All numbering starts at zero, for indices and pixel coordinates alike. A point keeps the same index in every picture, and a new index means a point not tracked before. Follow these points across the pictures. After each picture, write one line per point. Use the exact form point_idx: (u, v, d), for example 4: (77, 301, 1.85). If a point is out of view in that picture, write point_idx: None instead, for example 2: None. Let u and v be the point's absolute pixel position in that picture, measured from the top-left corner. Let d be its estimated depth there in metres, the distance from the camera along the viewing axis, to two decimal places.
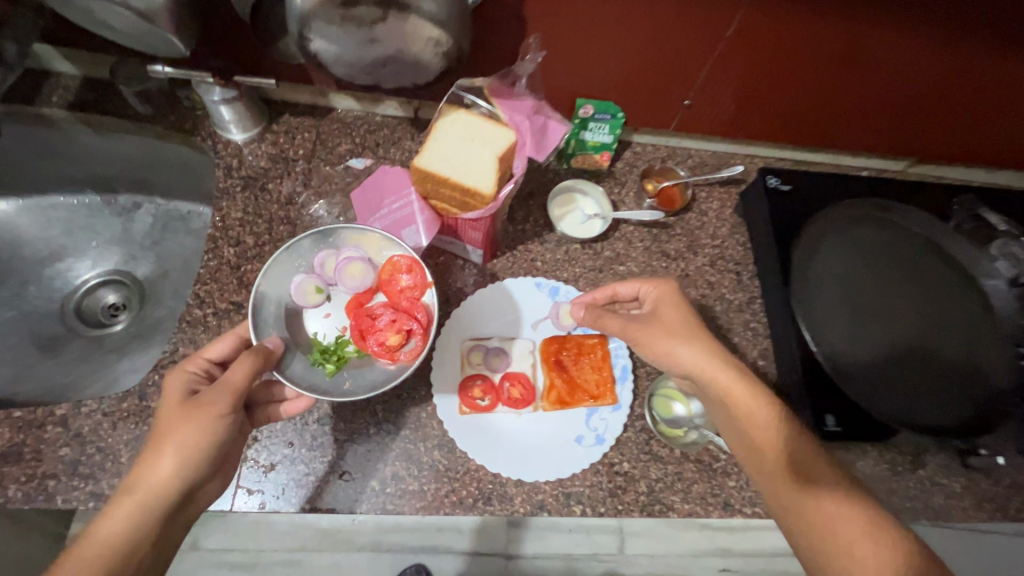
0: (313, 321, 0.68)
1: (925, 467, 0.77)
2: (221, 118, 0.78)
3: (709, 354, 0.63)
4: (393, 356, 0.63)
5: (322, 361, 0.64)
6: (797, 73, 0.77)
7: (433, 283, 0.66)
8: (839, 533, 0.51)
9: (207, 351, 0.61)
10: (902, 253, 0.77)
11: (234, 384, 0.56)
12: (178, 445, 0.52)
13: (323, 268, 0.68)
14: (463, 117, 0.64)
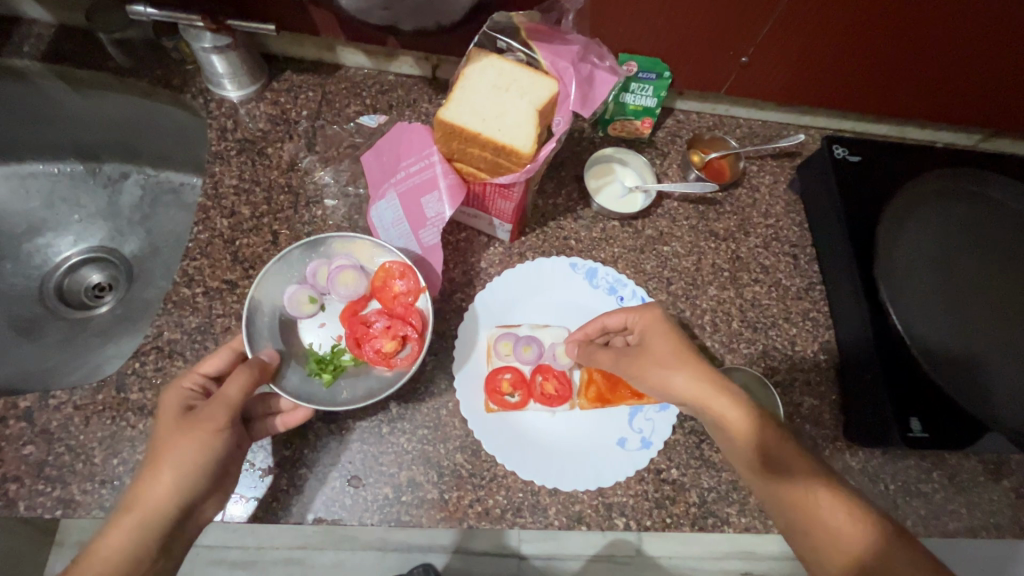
0: (308, 332, 0.60)
1: (1011, 477, 0.68)
2: (213, 71, 0.69)
3: (706, 377, 0.52)
4: (389, 363, 0.56)
5: (317, 371, 0.57)
6: (878, 27, 0.66)
7: (425, 289, 0.58)
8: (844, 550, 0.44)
9: (203, 365, 0.52)
10: (990, 234, 0.67)
11: (227, 402, 0.47)
12: (175, 461, 0.43)
13: (315, 278, 0.60)
14: (496, 62, 0.56)
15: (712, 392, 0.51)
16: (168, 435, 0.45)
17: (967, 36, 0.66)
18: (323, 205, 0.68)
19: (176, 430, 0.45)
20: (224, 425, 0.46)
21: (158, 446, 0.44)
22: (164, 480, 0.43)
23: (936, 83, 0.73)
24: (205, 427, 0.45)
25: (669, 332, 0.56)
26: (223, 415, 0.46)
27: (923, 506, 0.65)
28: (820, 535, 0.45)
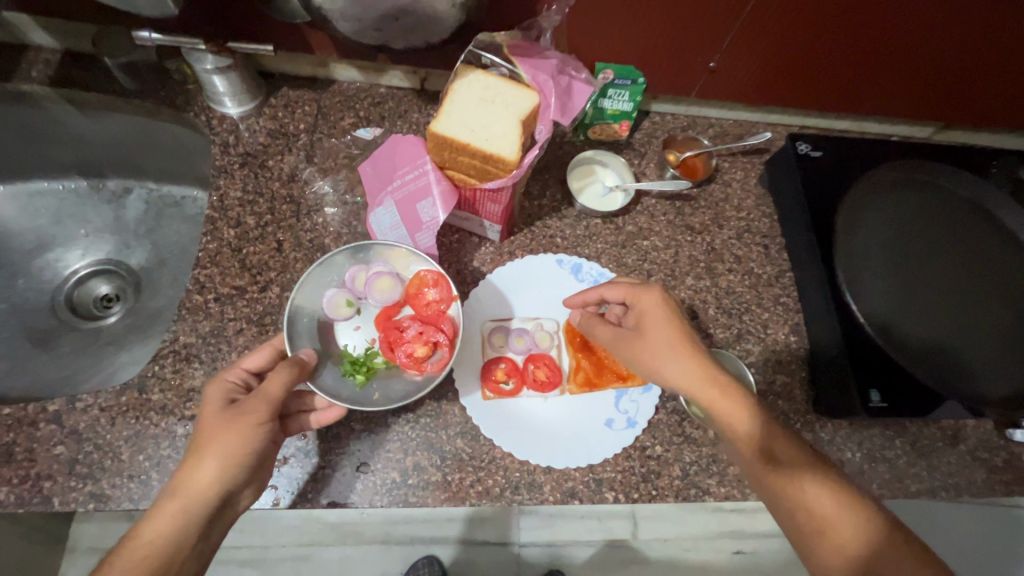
0: (344, 334, 0.64)
1: (966, 442, 0.74)
2: (214, 90, 0.73)
3: (694, 366, 0.56)
4: (420, 369, 0.60)
5: (351, 372, 0.60)
6: (833, 31, 0.71)
7: (457, 298, 0.62)
8: (834, 536, 0.49)
9: (245, 360, 0.56)
10: (943, 219, 0.73)
11: (269, 398, 0.50)
12: (218, 453, 0.47)
13: (353, 283, 0.64)
14: (482, 78, 0.61)
15: (701, 382, 0.55)
16: (210, 430, 0.49)
17: (917, 32, 0.71)
18: (323, 213, 0.73)
19: (219, 423, 0.49)
20: (265, 419, 0.49)
21: (201, 440, 0.48)
22: (204, 471, 0.47)
23: (890, 79, 0.79)
24: (246, 423, 0.49)
25: (665, 316, 0.59)
26: (264, 411, 0.49)
27: (887, 471, 0.71)
28: (808, 520, 0.50)
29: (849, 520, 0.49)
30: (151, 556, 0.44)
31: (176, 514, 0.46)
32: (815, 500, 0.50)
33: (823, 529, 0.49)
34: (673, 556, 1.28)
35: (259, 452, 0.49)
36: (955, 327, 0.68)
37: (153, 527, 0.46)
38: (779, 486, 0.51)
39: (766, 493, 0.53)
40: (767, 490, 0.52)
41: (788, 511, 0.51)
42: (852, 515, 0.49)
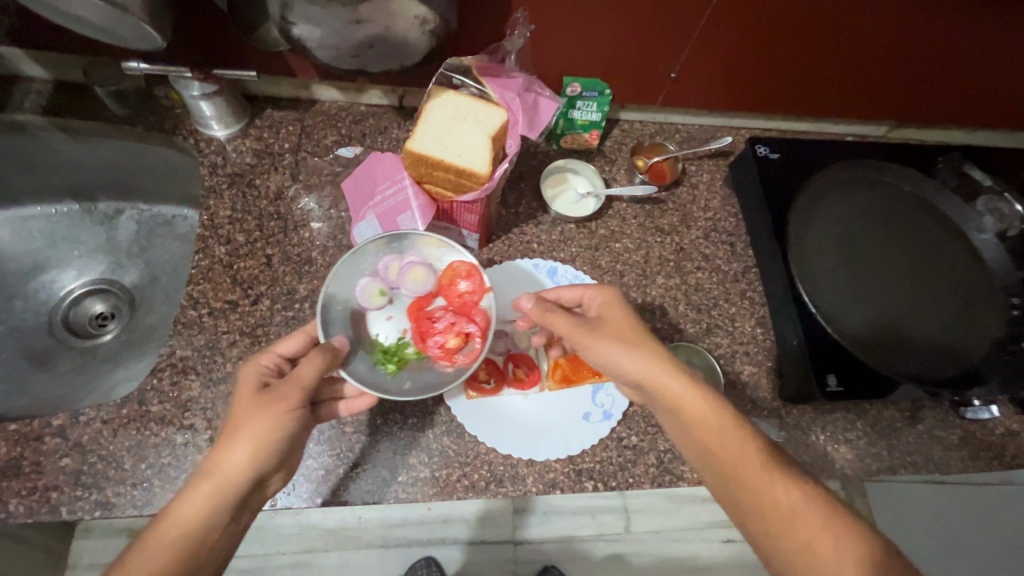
0: (376, 324, 0.65)
1: (924, 421, 0.79)
2: (201, 115, 0.77)
3: (648, 356, 0.59)
4: (452, 359, 0.63)
5: (383, 361, 0.62)
6: (785, 40, 0.76)
7: (490, 290, 0.65)
8: (796, 530, 0.51)
9: (279, 346, 0.59)
10: (892, 214, 0.78)
11: (301, 383, 0.54)
12: (252, 436, 0.51)
13: (387, 272, 0.66)
14: (452, 97, 0.65)
15: (667, 374, 0.58)
16: (244, 413, 0.52)
17: (861, 38, 0.75)
18: (309, 227, 0.77)
19: (254, 407, 0.52)
20: (298, 404, 0.53)
21: (237, 423, 0.51)
22: (240, 454, 0.50)
23: (841, 81, 0.84)
24: (281, 407, 0.52)
25: (628, 315, 0.64)
26: (297, 396, 0.53)
27: (850, 451, 0.76)
28: (775, 519, 0.52)
29: (818, 518, 0.51)
30: (185, 534, 0.47)
31: (211, 494, 0.49)
32: (780, 493, 0.53)
33: (787, 524, 0.51)
34: (663, 546, 1.32)
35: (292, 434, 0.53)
36: (907, 316, 0.73)
37: (189, 506, 0.49)
38: (747, 478, 0.54)
39: (731, 487, 0.55)
40: (730, 482, 0.55)
41: (749, 506, 0.53)
42: (821, 513, 0.52)
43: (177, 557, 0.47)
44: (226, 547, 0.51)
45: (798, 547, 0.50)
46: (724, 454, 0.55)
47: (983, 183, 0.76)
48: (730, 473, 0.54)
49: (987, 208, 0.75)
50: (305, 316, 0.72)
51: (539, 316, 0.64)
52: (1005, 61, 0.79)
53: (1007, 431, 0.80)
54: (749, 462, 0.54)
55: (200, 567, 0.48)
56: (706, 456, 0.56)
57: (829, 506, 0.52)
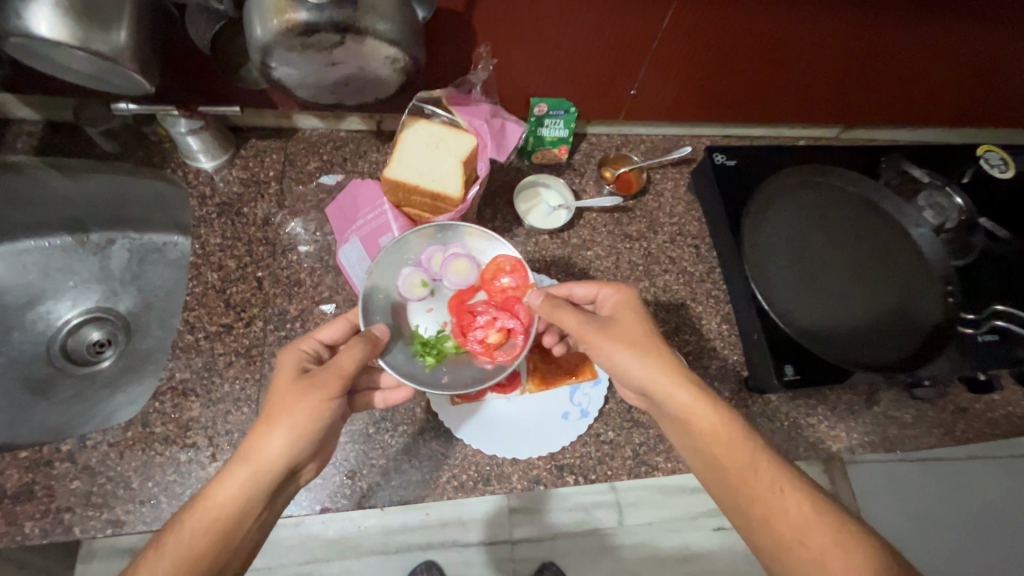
0: (417, 315, 0.73)
1: (880, 403, 0.85)
2: (188, 148, 0.81)
3: (657, 363, 0.63)
4: (492, 354, 0.69)
5: (422, 353, 0.69)
6: (735, 56, 0.81)
7: (534, 286, 0.71)
8: (802, 543, 0.53)
9: (319, 333, 0.66)
10: (840, 213, 0.84)
11: (341, 371, 0.59)
12: (293, 422, 0.56)
13: (430, 263, 0.73)
14: (426, 125, 0.73)
15: (671, 381, 0.62)
16: (287, 399, 0.57)
17: (804, 52, 0.81)
18: (297, 251, 0.81)
19: (296, 393, 0.57)
20: (336, 391, 0.58)
21: (281, 408, 0.57)
22: (281, 438, 0.55)
23: (790, 90, 0.90)
24: (321, 393, 0.57)
25: (641, 316, 0.68)
26: (336, 384, 0.58)
27: (812, 434, 0.81)
28: (785, 531, 0.54)
29: (826, 532, 0.53)
30: (223, 515, 0.52)
31: (248, 478, 0.54)
32: (789, 505, 0.55)
33: (794, 535, 0.54)
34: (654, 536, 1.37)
35: (328, 420, 0.58)
36: (857, 307, 0.79)
37: (229, 487, 0.54)
38: (755, 487, 0.57)
39: (741, 499, 0.57)
40: (738, 491, 0.58)
41: (758, 519, 0.56)
42: (832, 529, 0.54)
43: (214, 535, 0.52)
44: (259, 529, 0.56)
45: (807, 563, 0.52)
46: (733, 465, 0.58)
47: (921, 180, 0.84)
48: (738, 483, 0.58)
49: (927, 203, 0.82)
50: (296, 334, 0.76)
51: (546, 313, 0.67)
52: (936, 65, 0.85)
53: (958, 409, 0.86)
54: (758, 472, 0.57)
55: (236, 546, 0.53)
56: (711, 463, 0.60)
57: (841, 523, 0.54)
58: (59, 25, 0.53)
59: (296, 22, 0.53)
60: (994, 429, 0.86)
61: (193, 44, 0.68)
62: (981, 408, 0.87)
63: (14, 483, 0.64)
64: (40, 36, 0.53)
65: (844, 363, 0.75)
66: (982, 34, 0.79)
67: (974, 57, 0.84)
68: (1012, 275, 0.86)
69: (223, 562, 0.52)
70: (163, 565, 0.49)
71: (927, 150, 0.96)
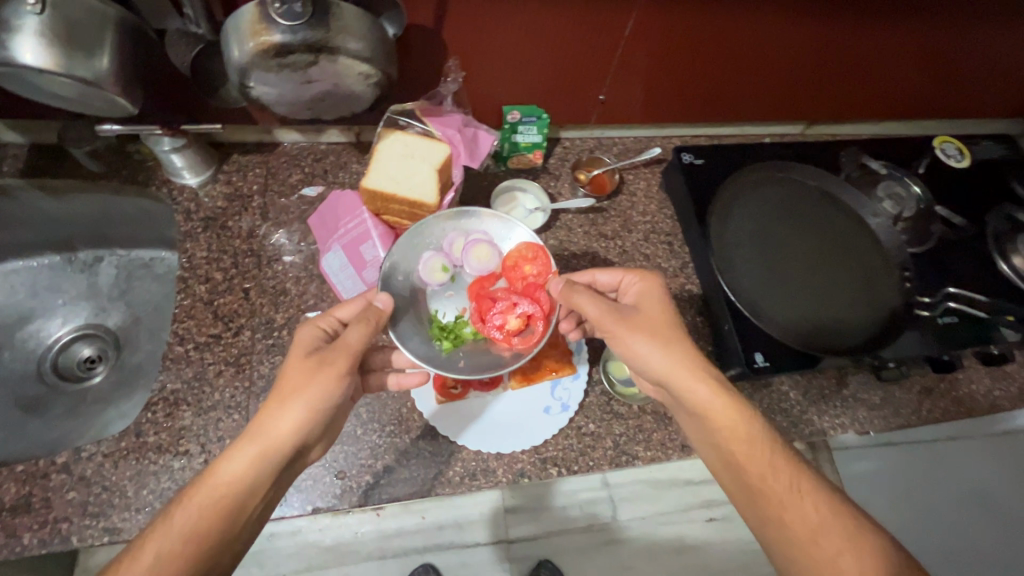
0: (438, 300, 0.77)
1: (849, 386, 0.88)
2: (173, 166, 0.83)
3: (678, 358, 0.65)
4: (510, 341, 0.71)
5: (440, 338, 0.73)
6: (697, 59, 0.85)
7: (556, 273, 0.74)
8: (818, 546, 0.55)
9: (337, 310, 0.68)
10: (803, 207, 0.88)
11: (348, 348, 0.62)
12: (303, 398, 0.58)
13: (451, 249, 0.77)
14: (401, 137, 0.77)
15: (691, 375, 0.64)
16: (300, 376, 0.60)
17: (761, 54, 0.85)
18: (282, 261, 0.83)
19: (309, 370, 0.60)
20: (345, 368, 0.61)
21: (294, 384, 0.59)
22: (292, 414, 0.58)
23: (753, 90, 0.94)
24: (331, 370, 0.60)
25: (664, 307, 0.70)
26: (344, 361, 0.61)
27: (784, 419, 0.85)
28: (800, 530, 0.56)
29: (842, 534, 0.55)
30: (234, 487, 0.55)
31: (260, 452, 0.57)
32: (806, 507, 0.57)
33: (810, 537, 0.56)
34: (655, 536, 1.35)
35: (337, 397, 0.60)
36: (821, 295, 0.83)
37: (241, 461, 0.56)
38: (773, 490, 0.59)
39: (757, 496, 0.60)
40: (755, 492, 0.60)
41: (774, 517, 0.58)
42: (847, 530, 0.56)
43: (225, 507, 0.54)
44: (268, 503, 0.58)
45: (825, 564, 0.54)
46: (751, 462, 0.61)
47: (880, 172, 0.90)
48: (756, 484, 0.60)
49: (886, 193, 0.88)
50: (284, 341, 0.79)
51: (561, 297, 0.69)
52: (888, 61, 0.90)
53: (923, 389, 0.90)
54: (774, 467, 0.60)
55: (246, 518, 0.56)
56: (730, 463, 0.62)
57: (853, 526, 0.56)
58: (42, 54, 0.55)
59: (270, 44, 0.55)
60: (958, 407, 0.90)
61: (173, 66, 0.71)
62: (945, 388, 0.91)
63: (11, 496, 0.66)
64: (25, 64, 0.55)
65: (809, 349, 0.79)
66: (928, 30, 0.83)
67: (923, 52, 0.88)
68: (967, 260, 0.90)
69: (228, 537, 0.54)
70: (172, 538, 0.52)
71: (886, 143, 1.00)
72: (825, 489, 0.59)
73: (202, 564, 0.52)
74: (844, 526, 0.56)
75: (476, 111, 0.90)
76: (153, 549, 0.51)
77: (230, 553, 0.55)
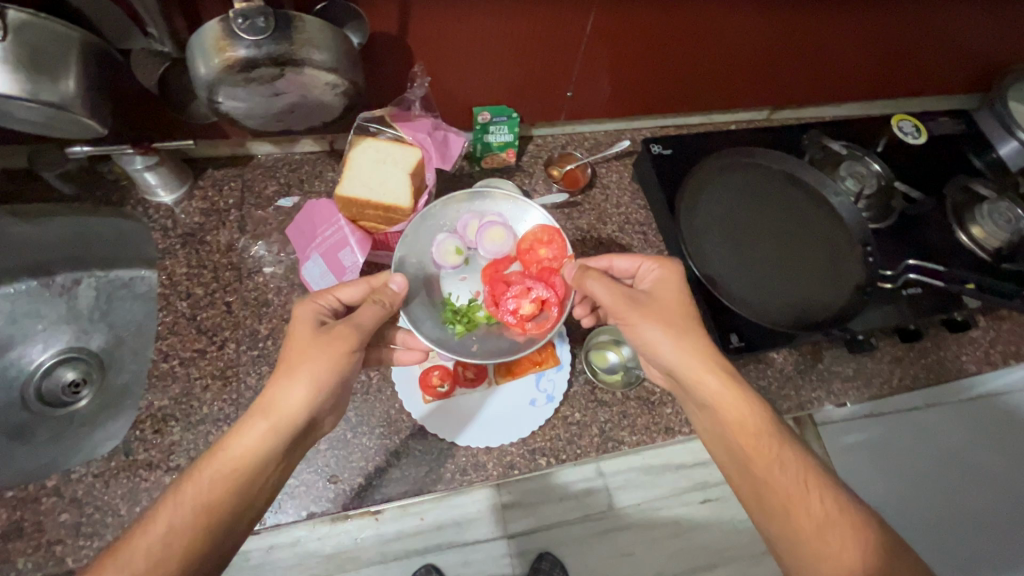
0: (450, 283, 0.80)
1: (824, 360, 0.92)
2: (146, 184, 0.84)
3: (688, 348, 0.66)
4: (524, 326, 0.74)
5: (452, 321, 0.77)
6: (659, 52, 0.86)
7: (571, 257, 0.76)
8: (825, 539, 0.56)
9: (339, 291, 0.69)
10: (770, 189, 0.91)
11: (358, 328, 0.63)
12: (313, 374, 0.60)
13: (466, 232, 0.81)
14: (372, 142, 0.79)
15: (705, 368, 0.65)
16: (307, 352, 0.61)
17: (719, 44, 0.87)
18: (262, 272, 0.84)
19: (316, 345, 0.61)
20: (354, 345, 0.62)
21: (302, 360, 0.61)
22: (302, 390, 0.59)
23: (716, 78, 0.96)
24: (340, 346, 0.62)
25: (678, 295, 0.71)
26: (354, 339, 0.62)
27: (763, 396, 0.88)
28: (806, 525, 0.57)
29: (848, 529, 0.56)
30: (244, 461, 0.56)
31: (270, 426, 0.58)
32: (814, 501, 0.58)
33: (816, 532, 0.56)
34: (657, 522, 1.35)
35: (345, 373, 0.62)
36: (791, 275, 0.86)
37: (251, 435, 0.57)
38: (780, 483, 0.60)
39: (763, 490, 0.61)
40: (761, 484, 0.61)
41: (780, 511, 0.59)
42: (854, 528, 0.56)
43: (237, 479, 0.56)
44: (278, 476, 0.60)
45: (829, 558, 0.55)
46: (758, 454, 0.61)
47: (842, 153, 0.93)
48: (762, 478, 0.61)
49: (849, 172, 0.92)
50: (269, 351, 0.79)
51: (574, 283, 0.72)
52: (841, 45, 0.93)
53: (894, 359, 0.94)
54: (782, 459, 0.60)
55: (258, 491, 0.57)
56: (738, 452, 0.63)
57: (859, 523, 0.57)
58: (7, 79, 0.55)
59: (235, 59, 0.56)
60: (927, 373, 0.94)
61: (141, 84, 0.71)
62: (914, 356, 0.94)
63: (4, 522, 0.66)
64: None
65: (778, 327, 0.82)
66: (877, 13, 0.86)
67: (874, 34, 0.91)
68: (927, 232, 0.94)
69: (239, 510, 0.56)
70: (184, 511, 0.54)
71: (847, 124, 1.03)
72: (831, 484, 0.59)
73: (216, 533, 0.54)
74: (850, 522, 0.57)
75: (447, 114, 0.91)
76: (165, 521, 0.53)
77: (243, 522, 0.57)
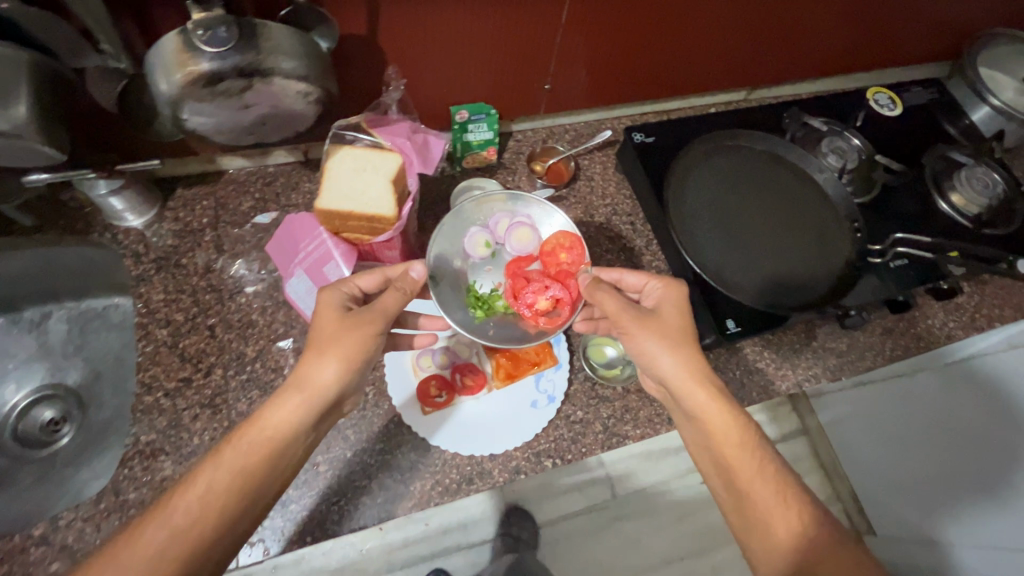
0: (478, 272, 0.78)
1: (818, 337, 0.92)
2: (112, 210, 0.80)
3: (683, 364, 0.65)
4: (537, 319, 0.72)
5: (474, 306, 0.74)
6: (635, 38, 0.85)
7: (587, 263, 0.75)
8: (799, 556, 0.56)
9: (359, 279, 0.68)
10: (755, 171, 0.91)
11: (386, 312, 0.63)
12: (343, 355, 0.60)
13: (497, 228, 0.79)
14: (350, 151, 0.76)
15: (699, 382, 0.64)
16: (337, 329, 0.62)
17: (694, 26, 0.86)
18: (245, 292, 0.81)
19: (345, 325, 0.62)
20: (381, 329, 0.63)
21: (333, 338, 0.61)
22: (332, 368, 0.60)
23: (692, 61, 0.95)
24: (368, 328, 0.62)
25: (681, 310, 0.70)
26: (381, 322, 0.63)
27: (761, 378, 0.88)
28: (779, 542, 0.57)
29: (821, 546, 0.56)
30: (278, 433, 0.58)
31: (304, 402, 0.59)
32: (792, 517, 0.58)
33: (794, 550, 0.57)
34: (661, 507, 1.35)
35: (371, 354, 0.63)
36: (780, 256, 0.86)
37: (286, 410, 0.58)
38: (763, 501, 0.59)
39: (743, 505, 0.61)
40: (743, 498, 0.61)
41: (757, 527, 0.59)
42: (829, 544, 0.56)
43: (270, 449, 0.57)
44: (304, 454, 0.61)
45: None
46: (740, 470, 0.61)
47: (821, 129, 0.95)
48: (744, 493, 0.61)
49: (830, 148, 0.93)
50: (258, 374, 0.77)
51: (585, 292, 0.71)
52: (814, 20, 0.92)
53: (885, 330, 0.95)
54: (765, 476, 0.60)
55: (285, 465, 0.58)
56: (723, 467, 0.63)
57: (835, 539, 0.56)
58: None
59: (198, 73, 0.53)
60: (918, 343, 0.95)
61: (99, 103, 0.67)
62: (904, 327, 0.96)
63: None
64: None
65: (779, 309, 0.82)
66: None
67: (846, 8, 0.91)
68: (910, 203, 0.95)
69: (267, 482, 0.56)
70: (219, 475, 0.54)
71: (824, 99, 1.03)
72: (811, 499, 0.59)
73: (246, 500, 0.55)
74: (826, 539, 0.56)
75: (424, 115, 0.89)
76: (203, 484, 0.54)
77: (271, 492, 0.57)
